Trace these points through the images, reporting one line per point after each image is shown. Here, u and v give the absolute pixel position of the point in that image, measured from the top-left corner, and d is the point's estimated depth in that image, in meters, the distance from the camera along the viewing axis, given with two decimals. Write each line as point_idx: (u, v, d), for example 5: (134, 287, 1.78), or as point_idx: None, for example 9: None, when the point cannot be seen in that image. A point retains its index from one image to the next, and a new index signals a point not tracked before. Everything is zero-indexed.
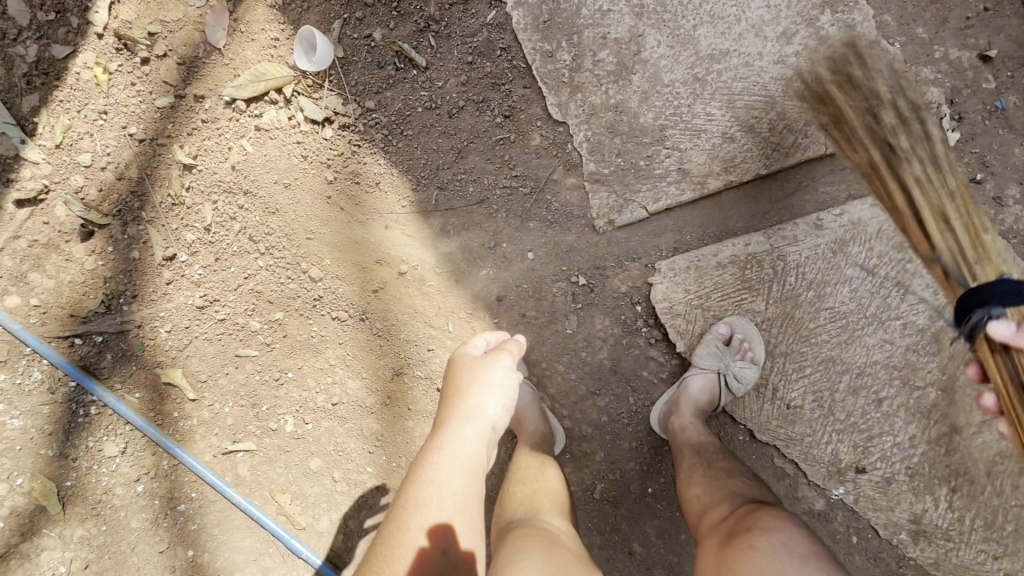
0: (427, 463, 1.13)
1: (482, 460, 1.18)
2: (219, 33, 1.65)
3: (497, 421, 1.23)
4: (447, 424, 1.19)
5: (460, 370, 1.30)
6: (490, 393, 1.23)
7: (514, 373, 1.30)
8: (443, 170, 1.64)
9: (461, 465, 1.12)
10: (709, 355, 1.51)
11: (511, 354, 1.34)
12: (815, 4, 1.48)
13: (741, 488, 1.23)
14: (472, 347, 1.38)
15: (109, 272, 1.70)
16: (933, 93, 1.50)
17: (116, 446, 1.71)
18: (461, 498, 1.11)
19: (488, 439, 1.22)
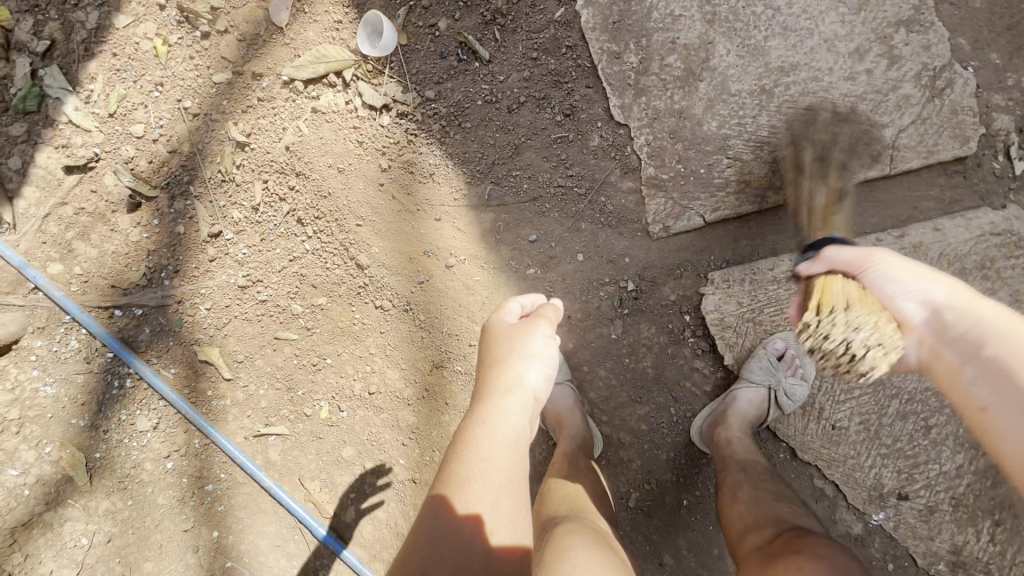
0: (468, 442, 1.02)
1: (525, 435, 1.08)
2: (282, 12, 1.63)
3: (540, 392, 1.12)
4: (488, 397, 1.07)
5: (497, 339, 1.17)
6: (532, 363, 1.11)
7: (554, 340, 1.18)
8: (498, 165, 1.62)
9: (505, 442, 1.02)
10: (759, 371, 1.50)
11: (550, 320, 1.22)
12: (891, 21, 1.46)
13: (788, 514, 1.19)
14: (507, 312, 1.25)
15: (153, 245, 1.69)
16: (1002, 121, 1.48)
17: (148, 421, 1.69)
18: (506, 479, 1.01)
19: (531, 411, 1.11)
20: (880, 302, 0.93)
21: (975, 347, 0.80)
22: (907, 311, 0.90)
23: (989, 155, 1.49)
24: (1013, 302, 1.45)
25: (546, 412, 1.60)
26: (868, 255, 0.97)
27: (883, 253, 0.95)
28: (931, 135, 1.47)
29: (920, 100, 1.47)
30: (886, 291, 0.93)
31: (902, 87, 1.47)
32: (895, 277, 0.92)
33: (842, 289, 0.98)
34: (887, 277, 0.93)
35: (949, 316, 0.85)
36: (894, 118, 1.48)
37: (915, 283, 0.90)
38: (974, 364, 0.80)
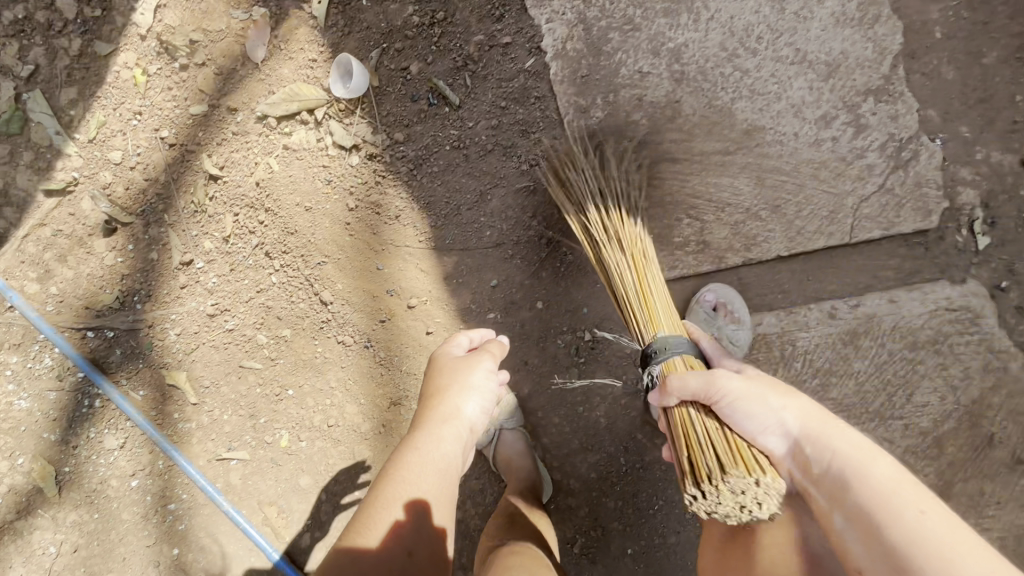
0: (399, 465, 1.14)
1: (456, 462, 1.19)
2: (259, 48, 1.65)
3: (476, 423, 1.23)
4: (424, 424, 1.18)
5: (442, 369, 1.27)
6: (470, 397, 1.22)
7: (496, 376, 1.28)
8: (463, 210, 1.64)
9: (435, 468, 1.14)
10: (700, 319, 1.50)
11: (495, 355, 1.31)
12: (860, 90, 1.44)
13: None
14: (454, 344, 1.35)
15: (127, 269, 1.74)
16: (967, 195, 1.47)
17: (115, 440, 1.74)
18: (432, 503, 1.13)
19: (466, 441, 1.22)
20: (746, 438, 1.03)
21: (841, 494, 0.85)
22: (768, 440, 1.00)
23: (953, 228, 1.48)
24: (964, 379, 1.45)
25: (497, 457, 1.62)
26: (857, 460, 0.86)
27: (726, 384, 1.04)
28: (892, 207, 1.47)
29: (884, 170, 1.46)
30: (744, 425, 1.02)
31: (867, 156, 1.46)
32: (745, 412, 1.01)
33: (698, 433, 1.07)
34: (732, 407, 1.03)
35: (807, 450, 0.94)
36: (856, 187, 1.47)
37: (764, 419, 1.00)
38: (841, 509, 0.85)
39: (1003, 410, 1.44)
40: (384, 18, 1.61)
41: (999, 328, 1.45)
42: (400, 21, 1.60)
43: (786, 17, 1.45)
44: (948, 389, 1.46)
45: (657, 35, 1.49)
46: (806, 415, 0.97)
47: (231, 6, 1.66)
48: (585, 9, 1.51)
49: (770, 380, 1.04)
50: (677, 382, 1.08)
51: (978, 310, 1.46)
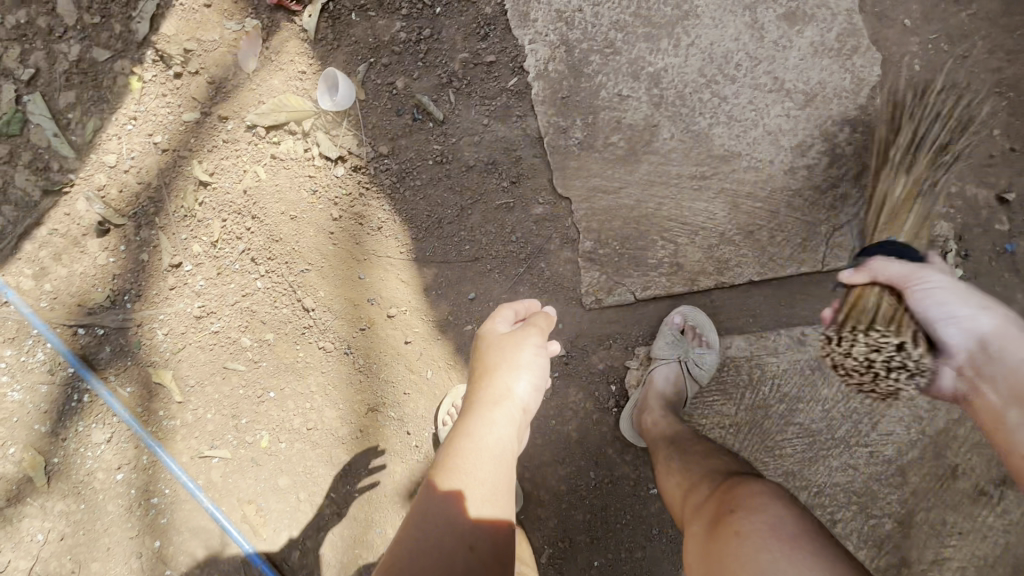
0: (456, 453, 1.11)
1: (512, 445, 1.15)
2: (251, 59, 1.70)
3: (529, 402, 1.18)
4: (476, 409, 1.15)
5: (487, 349, 1.23)
6: (519, 375, 1.17)
7: (543, 351, 1.21)
8: (444, 224, 1.67)
9: (490, 453, 1.10)
10: (665, 343, 1.53)
11: (542, 330, 1.23)
12: (836, 120, 1.46)
13: (721, 465, 1.22)
14: (498, 320, 1.29)
15: (118, 269, 1.79)
16: (941, 227, 1.48)
17: (103, 434, 1.80)
18: (490, 489, 1.09)
19: (519, 421, 1.17)
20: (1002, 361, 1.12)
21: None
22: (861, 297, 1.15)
23: None
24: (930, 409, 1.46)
25: None
26: (916, 274, 1.21)
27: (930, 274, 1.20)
28: (865, 237, 1.48)
29: (857, 200, 1.47)
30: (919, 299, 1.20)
31: (840, 186, 1.47)
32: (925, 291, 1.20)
33: (880, 311, 1.26)
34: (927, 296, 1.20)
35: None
36: (830, 215, 1.48)
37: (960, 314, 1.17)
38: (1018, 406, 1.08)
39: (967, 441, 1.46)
40: (372, 34, 1.64)
41: None
42: (388, 37, 1.63)
43: (765, 45, 1.46)
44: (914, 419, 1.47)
45: (637, 59, 1.51)
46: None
47: (225, 17, 1.70)
48: (568, 31, 1.54)
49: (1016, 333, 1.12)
50: (878, 265, 1.25)
51: None
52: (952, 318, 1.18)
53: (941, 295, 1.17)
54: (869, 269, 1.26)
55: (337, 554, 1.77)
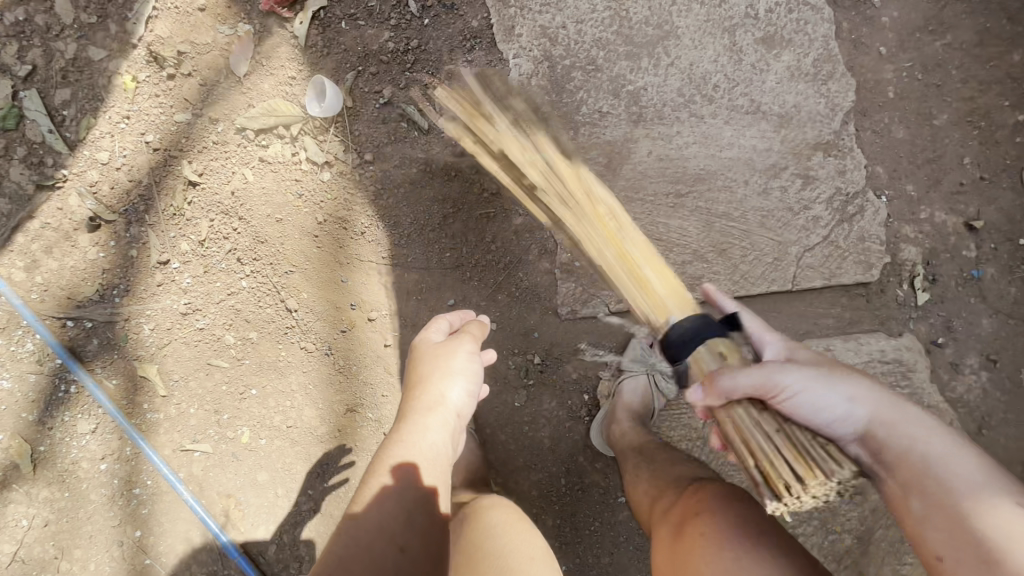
0: (391, 456, 1.18)
1: (445, 449, 1.25)
2: (242, 63, 1.73)
3: (461, 408, 1.30)
4: (411, 415, 1.25)
5: (422, 359, 1.33)
6: (453, 382, 1.28)
7: (476, 358, 1.34)
8: (426, 231, 1.71)
9: (425, 455, 1.20)
10: (637, 360, 1.64)
11: (475, 338, 1.37)
12: (810, 143, 1.49)
13: (686, 472, 1.27)
14: (433, 332, 1.39)
15: (108, 264, 1.83)
16: (909, 252, 1.51)
17: (88, 425, 1.84)
18: (423, 490, 1.16)
19: (453, 426, 1.28)
20: (815, 429, 0.95)
21: (917, 481, 0.89)
22: (841, 429, 0.96)
23: (894, 282, 1.52)
24: None
25: None
26: (766, 375, 0.96)
27: (789, 376, 0.96)
28: (835, 259, 1.51)
29: (828, 223, 1.50)
30: (811, 419, 0.96)
31: (813, 208, 1.50)
32: (815, 406, 0.95)
33: (755, 433, 0.93)
34: (803, 399, 0.96)
35: (881, 433, 0.94)
36: (801, 236, 1.51)
37: (836, 410, 0.95)
38: (941, 524, 0.84)
39: None
40: (361, 42, 1.67)
41: (929, 384, 1.50)
42: (377, 46, 1.66)
43: (743, 67, 1.49)
44: None
45: (618, 77, 1.54)
46: (875, 399, 0.97)
47: (218, 21, 1.73)
48: (551, 47, 1.57)
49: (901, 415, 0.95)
50: (724, 381, 0.95)
51: (911, 364, 1.50)
52: (824, 415, 0.96)
53: (811, 395, 0.95)
54: (717, 389, 0.96)
55: (313, 549, 1.81)
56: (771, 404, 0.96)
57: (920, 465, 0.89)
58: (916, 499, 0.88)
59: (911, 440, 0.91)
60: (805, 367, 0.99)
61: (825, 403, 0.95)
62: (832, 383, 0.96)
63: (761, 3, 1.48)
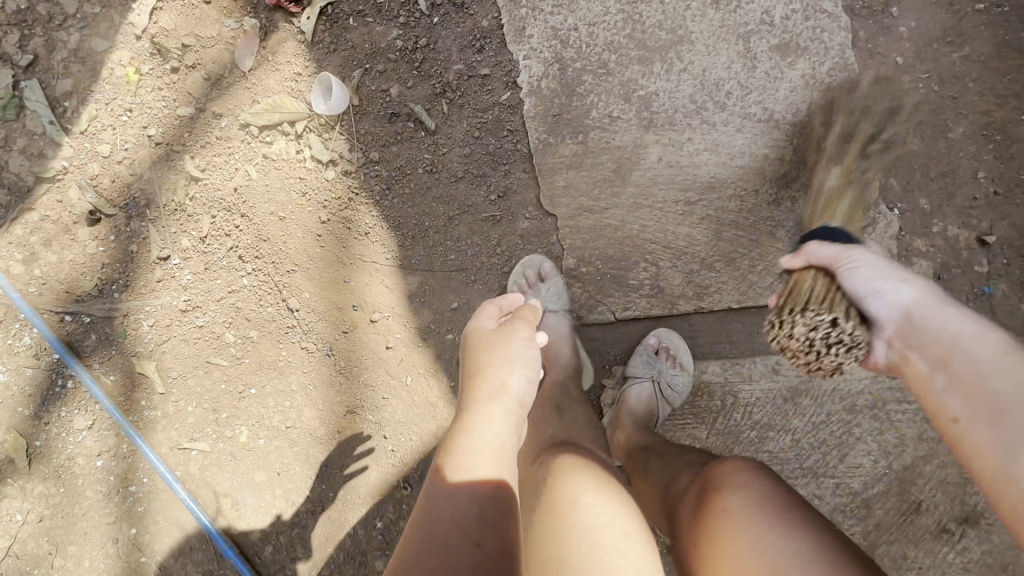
0: (454, 453, 0.97)
1: (514, 443, 1.02)
2: (247, 58, 1.70)
3: (526, 397, 1.06)
4: (471, 406, 1.01)
5: (477, 346, 1.10)
6: (514, 369, 1.05)
7: (535, 340, 1.12)
8: (431, 233, 1.68)
9: (492, 457, 0.96)
10: (639, 363, 1.55)
11: (530, 321, 1.15)
12: (823, 154, 1.47)
13: (698, 457, 1.21)
14: (483, 317, 1.17)
15: (107, 259, 1.81)
16: (920, 266, 1.49)
17: (84, 421, 1.82)
18: (495, 495, 0.93)
19: (519, 417, 1.04)
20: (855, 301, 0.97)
21: (975, 380, 0.76)
22: (873, 307, 0.95)
23: None
24: (898, 445, 1.48)
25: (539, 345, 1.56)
26: (842, 255, 1.00)
27: (857, 257, 0.97)
28: None
29: None
30: (860, 293, 0.96)
31: None
32: (867, 279, 0.95)
33: (814, 287, 1.03)
34: (881, 302, 0.93)
35: (956, 349, 0.80)
36: None
37: (889, 290, 0.92)
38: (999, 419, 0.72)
39: (933, 479, 1.47)
40: (369, 40, 1.64)
41: None
42: (385, 44, 1.64)
43: (756, 74, 1.47)
44: (882, 454, 1.49)
45: (630, 81, 1.52)
46: (922, 291, 0.90)
47: (224, 14, 1.70)
48: (563, 49, 1.54)
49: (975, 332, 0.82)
50: (812, 248, 1.05)
51: None
52: (872, 292, 0.94)
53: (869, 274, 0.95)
54: (805, 254, 1.06)
55: (309, 551, 1.79)
56: (833, 274, 1.01)
57: (969, 369, 0.78)
58: (919, 357, 0.86)
59: (952, 329, 0.83)
60: (872, 259, 0.96)
61: (881, 286, 0.93)
62: (889, 268, 0.94)
63: (777, 9, 1.45)
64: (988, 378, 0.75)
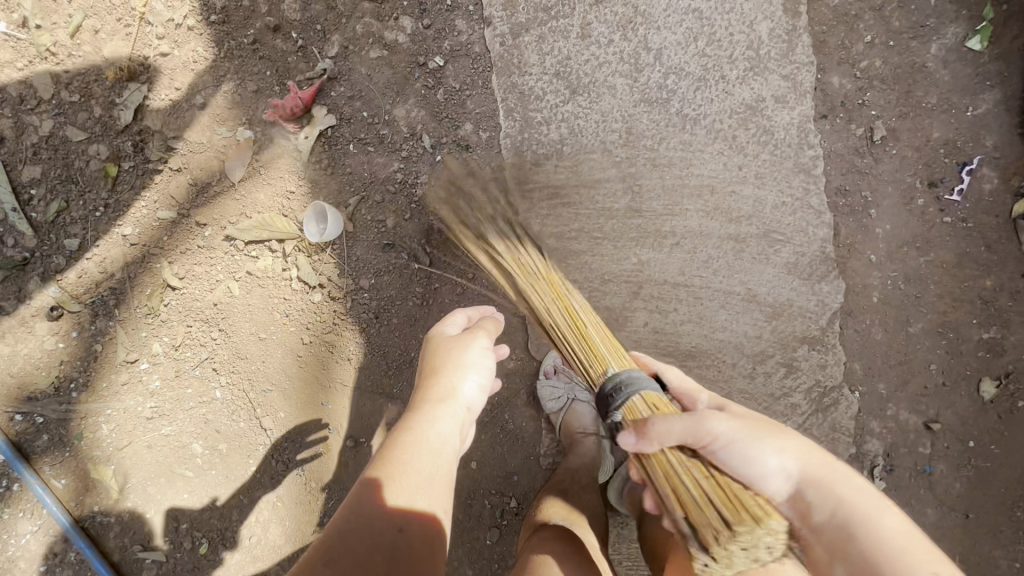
0: (399, 445, 1.08)
1: (456, 443, 1.13)
2: (238, 169, 1.63)
3: (474, 404, 1.18)
4: (421, 404, 1.13)
5: (436, 349, 1.22)
6: (467, 375, 1.17)
7: (492, 351, 1.23)
8: (416, 364, 1.67)
9: (432, 446, 1.08)
10: None
11: (491, 332, 1.26)
12: (798, 336, 1.55)
13: None
14: (450, 323, 1.28)
15: (67, 356, 1.70)
16: (873, 443, 1.57)
17: (30, 525, 1.72)
18: (426, 479, 1.06)
19: (465, 422, 1.16)
20: (743, 482, 0.95)
21: (842, 542, 0.89)
22: (772, 485, 0.95)
23: (856, 467, 1.58)
24: None
25: (562, 425, 1.57)
26: (698, 418, 0.97)
27: (715, 425, 0.96)
28: None
29: (806, 410, 1.57)
30: (743, 472, 0.95)
31: (793, 395, 1.56)
32: (746, 456, 0.95)
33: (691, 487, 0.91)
34: (730, 454, 0.96)
35: (808, 495, 0.94)
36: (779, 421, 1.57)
37: (768, 465, 0.95)
38: (842, 560, 0.89)
39: None
40: (368, 168, 1.61)
41: None
42: (384, 175, 1.61)
43: (746, 258, 1.53)
44: None
45: (624, 248, 1.55)
46: (802, 453, 0.98)
47: (216, 121, 1.62)
48: (560, 211, 1.56)
49: (826, 485, 0.93)
50: (660, 427, 0.94)
51: None
52: (767, 468, 0.95)
53: (739, 449, 0.95)
54: (655, 434, 0.95)
55: None
56: (701, 452, 0.97)
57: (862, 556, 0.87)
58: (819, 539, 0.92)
59: (837, 500, 0.92)
60: (737, 416, 1.00)
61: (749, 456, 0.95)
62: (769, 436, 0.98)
63: (769, 198, 1.51)
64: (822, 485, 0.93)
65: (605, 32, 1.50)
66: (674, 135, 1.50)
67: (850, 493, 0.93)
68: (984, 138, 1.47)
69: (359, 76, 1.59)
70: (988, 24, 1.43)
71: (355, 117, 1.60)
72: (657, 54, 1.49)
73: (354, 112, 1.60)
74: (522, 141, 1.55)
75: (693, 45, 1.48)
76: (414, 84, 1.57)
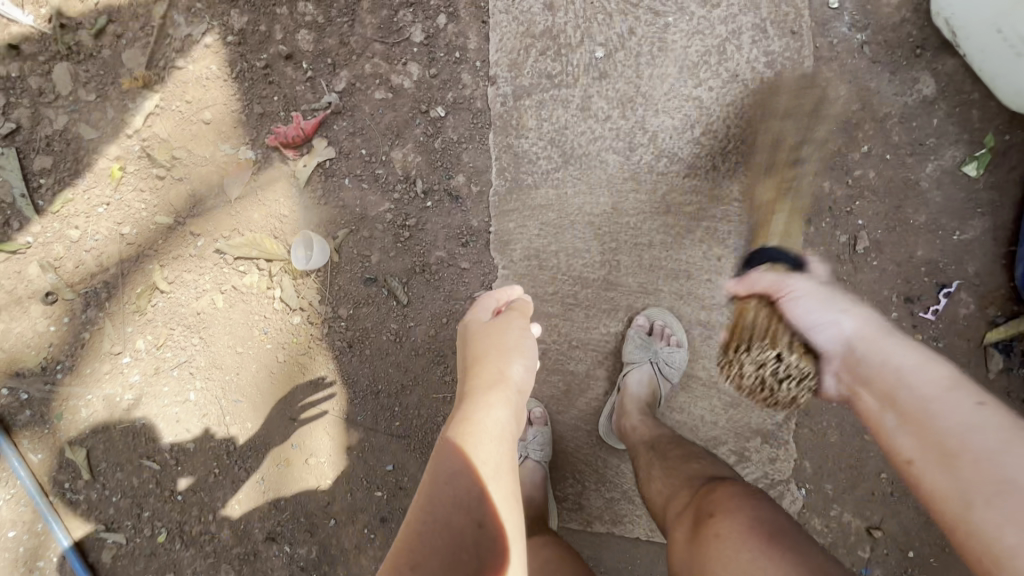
0: (457, 440, 0.90)
1: (514, 429, 0.97)
2: (235, 187, 1.68)
3: (524, 386, 1.04)
4: (472, 392, 0.98)
5: (474, 336, 1.09)
6: (513, 357, 1.03)
7: (529, 334, 1.13)
8: (382, 396, 1.72)
9: (495, 437, 0.92)
10: (633, 348, 1.51)
11: (522, 314, 1.17)
12: (752, 428, 1.57)
13: (700, 470, 1.16)
14: (477, 311, 1.18)
15: (55, 339, 1.78)
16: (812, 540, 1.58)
17: (4, 492, 1.82)
18: (496, 469, 0.90)
19: (520, 405, 1.02)
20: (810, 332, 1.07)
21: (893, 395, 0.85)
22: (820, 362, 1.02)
23: None
24: None
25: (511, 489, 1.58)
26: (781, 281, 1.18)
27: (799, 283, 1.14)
28: None
29: None
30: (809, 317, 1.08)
31: None
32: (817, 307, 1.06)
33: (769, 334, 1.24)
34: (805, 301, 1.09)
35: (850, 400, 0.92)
36: None
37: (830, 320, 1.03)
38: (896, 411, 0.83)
39: None
40: (360, 204, 1.65)
41: None
42: (374, 213, 1.65)
43: (712, 344, 1.55)
44: None
45: (595, 318, 1.58)
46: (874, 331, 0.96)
47: (221, 138, 1.67)
48: (539, 272, 1.59)
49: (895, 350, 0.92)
50: (755, 278, 1.28)
51: None
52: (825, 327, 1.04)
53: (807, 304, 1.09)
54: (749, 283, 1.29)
55: None
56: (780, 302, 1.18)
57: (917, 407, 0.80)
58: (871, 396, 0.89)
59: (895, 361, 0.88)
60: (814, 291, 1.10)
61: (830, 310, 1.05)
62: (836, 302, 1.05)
63: None
64: (936, 417, 0.77)
65: (605, 107, 1.53)
66: (659, 216, 1.52)
67: (937, 376, 0.83)
68: (966, 263, 1.46)
69: (362, 113, 1.62)
70: (986, 151, 1.42)
71: (353, 153, 1.64)
72: (652, 136, 1.51)
73: (353, 148, 1.64)
74: (511, 200, 1.59)
75: (689, 132, 1.50)
76: (414, 130, 1.60)
